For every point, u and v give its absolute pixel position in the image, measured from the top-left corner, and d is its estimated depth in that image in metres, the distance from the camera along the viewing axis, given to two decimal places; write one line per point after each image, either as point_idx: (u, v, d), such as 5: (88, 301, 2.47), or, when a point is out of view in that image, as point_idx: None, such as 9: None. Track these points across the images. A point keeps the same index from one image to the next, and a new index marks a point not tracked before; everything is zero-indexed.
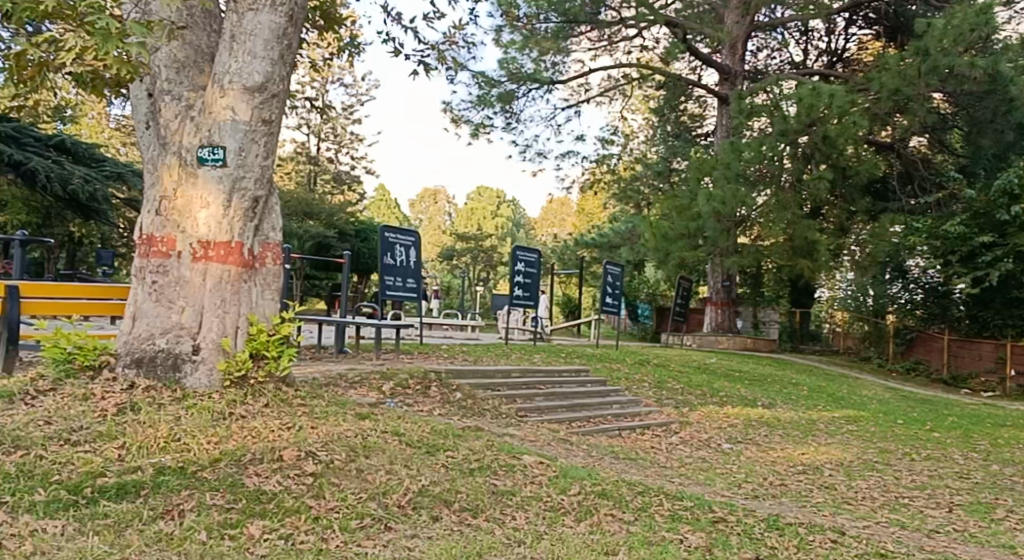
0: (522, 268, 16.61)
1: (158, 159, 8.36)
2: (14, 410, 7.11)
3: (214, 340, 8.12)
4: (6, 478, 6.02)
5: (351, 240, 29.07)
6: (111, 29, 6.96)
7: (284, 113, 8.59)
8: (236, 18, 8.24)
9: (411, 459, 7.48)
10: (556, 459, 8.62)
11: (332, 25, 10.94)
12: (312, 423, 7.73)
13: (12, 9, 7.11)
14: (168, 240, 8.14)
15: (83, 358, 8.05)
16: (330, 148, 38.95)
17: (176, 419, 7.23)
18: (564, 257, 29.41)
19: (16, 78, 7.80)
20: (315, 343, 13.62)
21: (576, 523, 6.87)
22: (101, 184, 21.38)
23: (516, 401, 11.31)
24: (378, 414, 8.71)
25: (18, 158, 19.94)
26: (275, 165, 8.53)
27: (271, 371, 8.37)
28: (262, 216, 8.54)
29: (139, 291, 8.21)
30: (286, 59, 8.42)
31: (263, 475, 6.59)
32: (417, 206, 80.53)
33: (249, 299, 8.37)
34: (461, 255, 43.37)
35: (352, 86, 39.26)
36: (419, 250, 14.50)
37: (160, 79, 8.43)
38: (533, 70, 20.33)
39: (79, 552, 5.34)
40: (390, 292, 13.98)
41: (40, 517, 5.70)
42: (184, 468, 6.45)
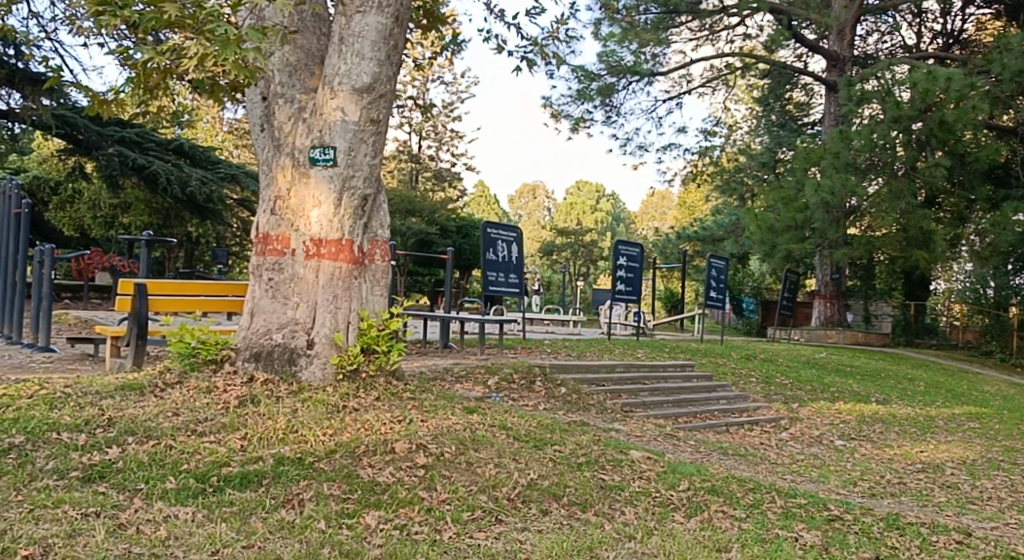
0: (625, 262, 16.53)
1: (272, 159, 8.64)
2: (145, 402, 7.47)
3: (327, 335, 8.36)
4: (139, 466, 6.27)
5: (453, 237, 29.48)
6: (229, 36, 7.20)
7: (391, 112, 8.76)
8: (344, 21, 8.46)
9: (519, 452, 7.57)
10: (664, 455, 8.57)
11: (435, 23, 11.06)
12: (422, 417, 7.88)
13: (138, 20, 7.44)
14: (283, 238, 8.44)
15: (206, 352, 8.40)
16: (431, 146, 39.49)
17: (293, 411, 7.48)
18: (665, 250, 29.12)
19: (141, 83, 8.16)
20: (420, 338, 13.84)
21: (687, 519, 6.82)
22: (217, 185, 22.27)
23: (621, 396, 11.23)
24: (484, 408, 8.83)
25: (141, 162, 21.25)
26: (383, 165, 8.71)
27: (381, 365, 8.61)
28: (370, 214, 8.76)
29: (256, 288, 8.53)
30: (392, 59, 8.59)
31: (377, 467, 6.76)
32: (515, 203, 81.09)
33: (360, 295, 8.60)
34: (560, 251, 43.46)
35: (452, 83, 39.65)
36: (521, 245, 14.56)
37: (274, 82, 8.72)
38: (633, 62, 20.01)
39: (209, 537, 5.47)
40: (493, 288, 14.09)
41: (172, 504, 5.90)
42: (302, 458, 6.68)
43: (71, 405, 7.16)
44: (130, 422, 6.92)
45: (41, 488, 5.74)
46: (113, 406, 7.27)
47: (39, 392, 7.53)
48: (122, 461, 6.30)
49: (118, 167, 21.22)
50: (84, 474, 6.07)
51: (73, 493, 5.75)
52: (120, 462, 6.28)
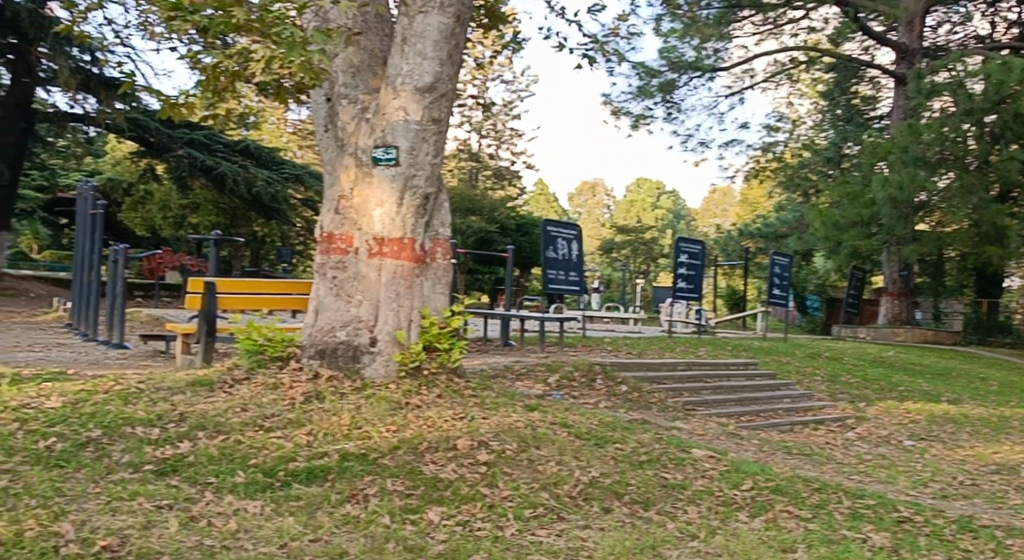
0: (686, 260, 16.38)
1: (336, 159, 8.77)
2: (214, 398, 7.65)
3: (389, 333, 8.47)
4: (210, 460, 6.42)
5: (513, 235, 29.55)
6: (295, 38, 7.31)
7: (453, 112, 8.83)
8: (407, 21, 8.55)
9: (580, 450, 7.57)
10: (726, 454, 8.48)
11: (495, 22, 11.10)
12: (484, 414, 7.93)
13: (209, 24, 7.61)
14: (346, 237, 8.57)
15: (272, 349, 8.57)
16: (490, 144, 39.61)
17: (357, 407, 7.60)
18: (727, 247, 28.79)
19: (209, 86, 8.35)
20: (481, 336, 13.90)
21: (751, 519, 6.74)
22: (281, 186, 22.67)
23: (682, 394, 11.14)
24: (545, 405, 8.85)
25: (209, 163, 21.79)
26: (445, 164, 8.78)
27: (443, 362, 8.71)
28: (432, 213, 8.84)
29: (321, 286, 8.69)
30: (454, 59, 8.65)
31: (439, 463, 6.82)
32: (575, 200, 80.94)
33: (421, 293, 8.69)
34: (620, 249, 43.27)
35: (512, 82, 39.73)
36: (581, 242, 14.55)
37: (338, 83, 8.84)
38: (694, 58, 19.76)
39: (278, 531, 5.58)
40: (553, 285, 14.09)
41: (242, 497, 6.02)
42: (366, 454, 6.78)
43: (144, 401, 7.37)
44: (200, 417, 7.09)
45: (118, 481, 5.89)
46: (184, 402, 7.47)
47: (114, 387, 7.76)
48: (193, 455, 6.45)
49: (187, 168, 21.78)
50: (157, 468, 6.22)
51: (147, 486, 5.89)
52: (192, 456, 6.43)
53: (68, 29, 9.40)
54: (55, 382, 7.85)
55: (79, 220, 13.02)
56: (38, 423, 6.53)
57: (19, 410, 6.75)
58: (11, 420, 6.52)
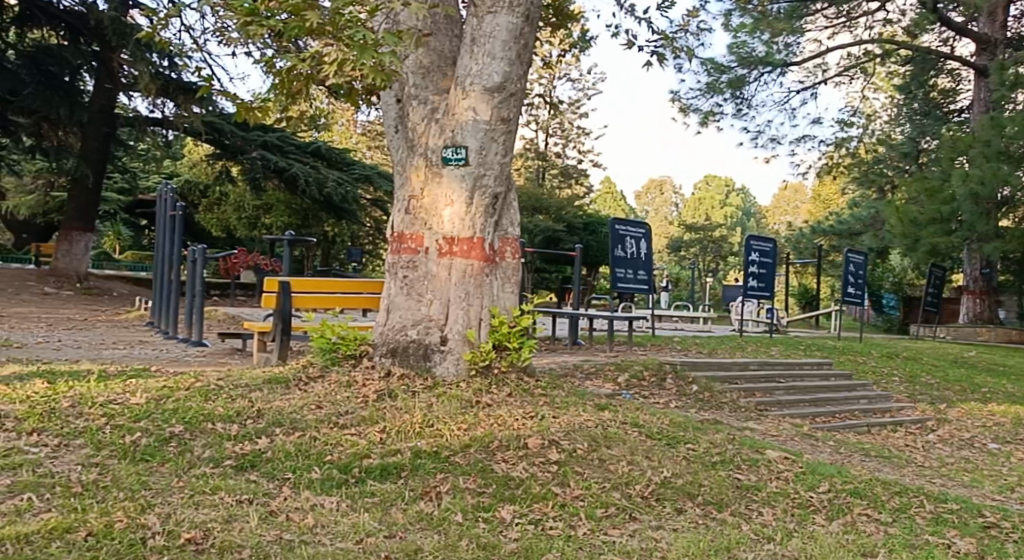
0: (757, 258, 16.13)
1: (407, 160, 8.86)
2: (290, 395, 7.80)
3: (460, 332, 8.53)
4: (287, 456, 6.54)
5: (581, 233, 29.49)
6: (366, 40, 7.36)
7: (521, 112, 8.84)
8: (476, 21, 8.59)
9: (652, 450, 7.50)
10: (802, 455, 8.32)
11: (564, 20, 11.08)
12: (554, 413, 7.93)
13: (283, 28, 7.70)
14: (417, 236, 8.65)
15: (345, 347, 8.70)
16: (557, 143, 39.58)
17: (428, 405, 7.67)
18: (799, 244, 28.29)
19: (284, 90, 8.52)
20: (549, 335, 13.90)
21: (828, 522, 6.60)
22: (351, 186, 23.02)
23: (755, 394, 10.98)
24: (616, 405, 8.79)
25: (282, 165, 22.24)
26: (514, 163, 8.81)
27: (513, 362, 8.73)
28: (501, 212, 8.87)
29: (392, 285, 8.79)
30: (523, 59, 8.65)
31: (510, 462, 6.84)
32: (642, 198, 80.38)
33: (491, 292, 8.72)
34: (689, 247, 42.84)
35: (578, 80, 39.64)
36: (650, 241, 14.44)
37: (408, 84, 8.92)
38: (765, 53, 19.39)
39: (354, 526, 5.65)
40: (623, 284, 14.00)
41: (318, 493, 6.11)
42: (439, 452, 6.83)
43: (223, 397, 7.54)
44: (277, 414, 7.23)
45: (200, 475, 6.03)
46: (262, 399, 7.63)
47: (194, 384, 7.96)
48: (270, 451, 6.57)
49: (261, 170, 22.26)
50: (237, 463, 6.37)
51: (227, 481, 6.03)
52: (269, 452, 6.56)
53: (150, 36, 9.67)
54: (139, 379, 8.09)
55: (159, 222, 13.40)
56: (124, 418, 6.73)
57: (107, 406, 6.97)
58: (99, 416, 6.74)
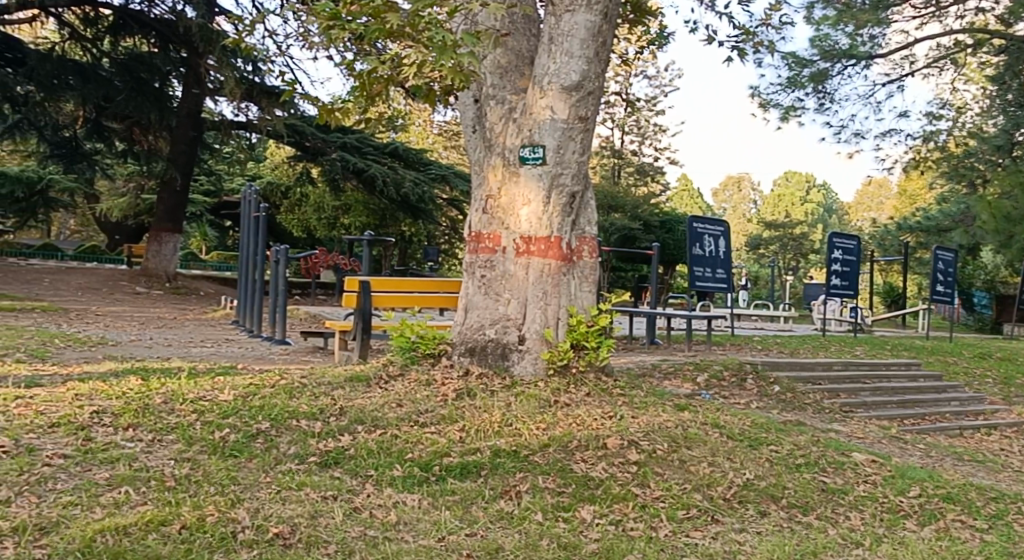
0: (840, 256, 15.76)
1: (484, 160, 8.90)
2: (371, 393, 7.92)
3: (537, 331, 8.53)
4: (369, 454, 6.62)
5: (657, 231, 29.23)
6: (446, 41, 7.39)
7: (599, 110, 8.79)
8: (554, 20, 8.56)
9: (734, 452, 7.38)
10: (890, 458, 8.09)
11: (642, 16, 10.98)
12: (632, 413, 7.86)
13: (364, 31, 7.82)
14: (494, 236, 8.68)
15: (424, 346, 8.82)
16: (633, 140, 39.30)
17: (507, 404, 7.70)
18: (884, 242, 27.53)
19: (365, 92, 8.64)
20: (626, 334, 13.80)
21: (919, 527, 6.40)
22: (428, 186, 23.26)
23: (839, 395, 10.71)
24: (696, 405, 8.68)
25: (360, 165, 22.58)
26: (592, 162, 8.76)
27: (591, 361, 8.70)
28: (579, 211, 8.85)
29: (470, 284, 8.84)
30: (601, 56, 8.60)
31: (589, 462, 6.81)
32: (720, 195, 79.31)
33: (568, 292, 8.71)
34: (768, 244, 42.08)
35: (655, 77, 39.29)
36: (729, 239, 14.22)
37: (486, 84, 8.96)
38: (848, 46, 17.80)
39: (435, 524, 5.70)
40: (700, 283, 13.82)
41: (400, 490, 6.18)
42: (518, 451, 6.84)
43: (306, 395, 7.69)
44: (359, 412, 7.33)
45: (286, 471, 6.17)
46: (344, 396, 7.76)
47: (279, 382, 8.14)
48: (353, 448, 6.67)
49: (340, 171, 22.65)
50: (321, 460, 6.48)
51: (312, 477, 6.15)
52: (352, 449, 6.66)
53: (237, 41, 9.92)
54: (226, 377, 8.30)
55: (243, 223, 13.75)
56: (214, 414, 6.92)
57: (197, 402, 7.18)
58: (190, 412, 6.94)
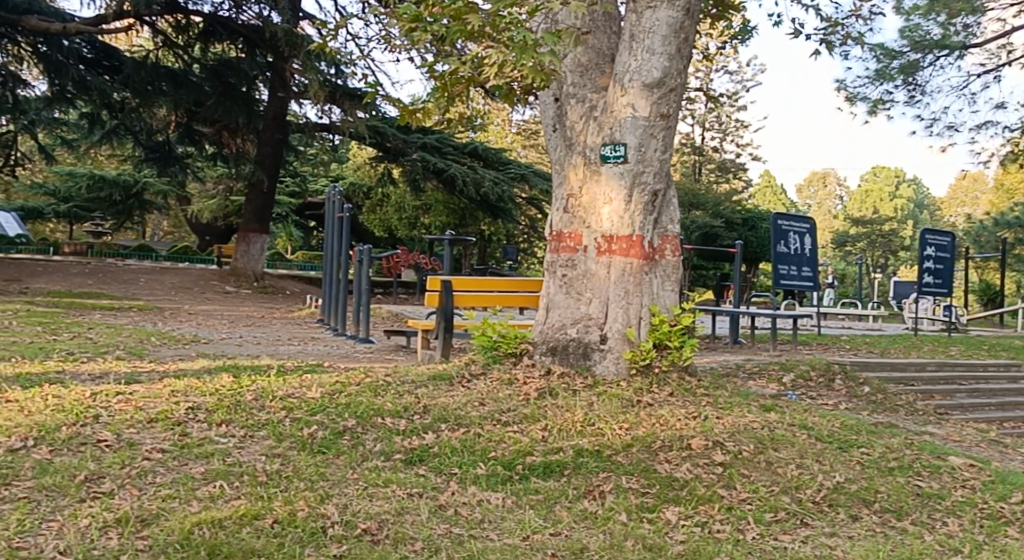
0: (933, 253, 15.25)
1: (565, 159, 8.88)
2: (454, 392, 7.97)
3: (619, 330, 8.48)
4: (453, 452, 6.67)
5: (739, 229, 28.80)
6: (526, 41, 7.36)
7: (681, 106, 8.68)
8: (635, 17, 8.47)
9: (823, 454, 7.20)
10: (989, 463, 7.80)
11: (725, 11, 10.80)
12: (717, 414, 7.74)
13: (446, 32, 7.87)
14: (576, 235, 8.65)
15: (506, 345, 8.83)
16: (715, 137, 38.77)
17: (589, 403, 7.67)
18: (979, 238, 26.56)
19: (446, 93, 8.69)
20: (709, 333, 13.60)
21: (1022, 535, 6.15)
22: (507, 185, 23.41)
23: (933, 397, 10.37)
24: (782, 405, 8.52)
25: (440, 165, 22.80)
26: (674, 159, 8.66)
27: (674, 361, 8.61)
28: (661, 209, 8.77)
29: (551, 283, 8.83)
30: (683, 53, 8.49)
31: (674, 463, 6.73)
32: (805, 191, 77.62)
33: (651, 291, 8.62)
34: (855, 241, 41.01)
35: (736, 72, 38.67)
36: (815, 236, 13.91)
37: (566, 83, 8.93)
38: (941, 36, 17.15)
39: (520, 524, 5.70)
40: (785, 282, 13.55)
41: (484, 489, 6.21)
42: (600, 451, 6.81)
43: (391, 393, 7.80)
44: (442, 410, 7.40)
45: (372, 468, 6.26)
46: (427, 395, 7.84)
47: (364, 380, 8.27)
48: (437, 446, 6.73)
49: (421, 171, 22.88)
50: (405, 457, 6.55)
51: (398, 474, 6.22)
52: (436, 447, 6.71)
53: (322, 45, 10.10)
54: (313, 375, 8.47)
55: (327, 224, 14.03)
56: (302, 412, 7.07)
57: (286, 399, 7.35)
58: (279, 408, 7.10)
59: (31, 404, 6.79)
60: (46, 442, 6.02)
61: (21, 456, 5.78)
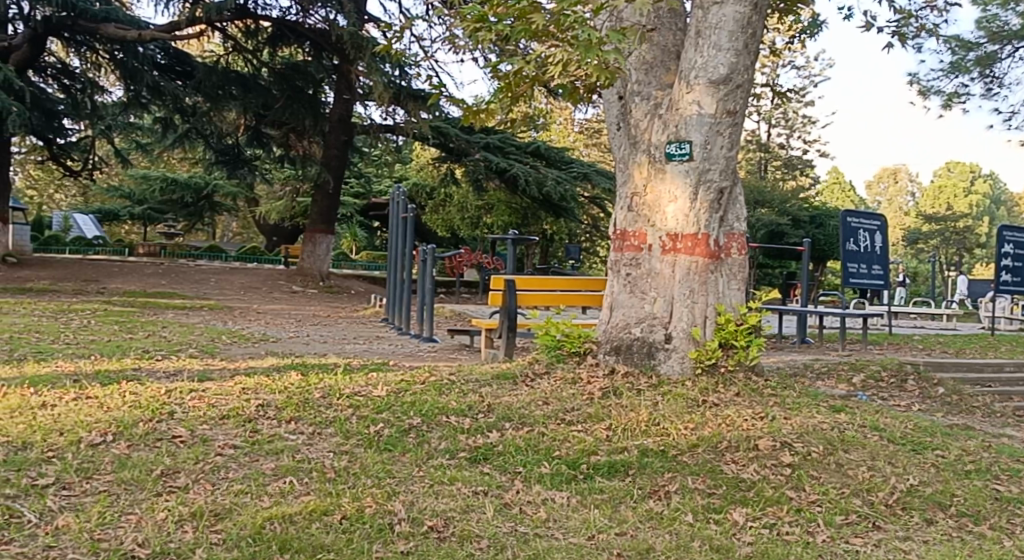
0: (1011, 251, 14.78)
1: (630, 157, 8.83)
2: (518, 391, 7.98)
3: (684, 330, 8.40)
4: (517, 450, 6.69)
5: (807, 227, 28.33)
6: (591, 40, 7.32)
7: (748, 103, 8.56)
8: (701, 14, 8.37)
9: (895, 456, 7.03)
10: None
11: (793, 4, 10.62)
12: (785, 414, 7.63)
13: (510, 32, 7.86)
14: (640, 234, 8.60)
15: (570, 345, 8.82)
16: (781, 133, 38.18)
17: (654, 403, 7.61)
18: None
19: (510, 93, 8.70)
20: (775, 333, 13.38)
21: None
22: (570, 185, 23.39)
23: (1011, 398, 10.07)
24: (853, 407, 8.34)
25: (503, 165, 22.85)
26: (740, 156, 8.54)
27: (740, 360, 8.47)
28: (727, 207, 8.65)
29: (615, 282, 8.80)
30: (750, 48, 8.36)
31: (741, 463, 6.64)
32: (875, 188, 76.00)
33: (717, 290, 8.52)
34: (928, 238, 40.01)
35: (804, 67, 38.00)
36: (886, 234, 13.60)
37: (630, 81, 8.88)
38: (1021, 26, 16.57)
39: (585, 523, 5.69)
40: (854, 280, 13.27)
41: (549, 487, 6.20)
42: (666, 451, 6.76)
43: (455, 392, 7.85)
44: (506, 409, 7.43)
45: (437, 466, 6.30)
46: (491, 394, 7.86)
47: (429, 379, 8.34)
48: (502, 445, 6.75)
49: (483, 171, 22.97)
50: (470, 455, 6.58)
51: (463, 472, 6.26)
52: (500, 446, 6.74)
53: (387, 48, 10.20)
54: (379, 373, 8.58)
55: (391, 224, 14.16)
56: (368, 409, 7.16)
57: (352, 397, 7.45)
58: (347, 406, 7.21)
59: (110, 401, 7.00)
60: (124, 437, 6.21)
61: (101, 451, 5.96)
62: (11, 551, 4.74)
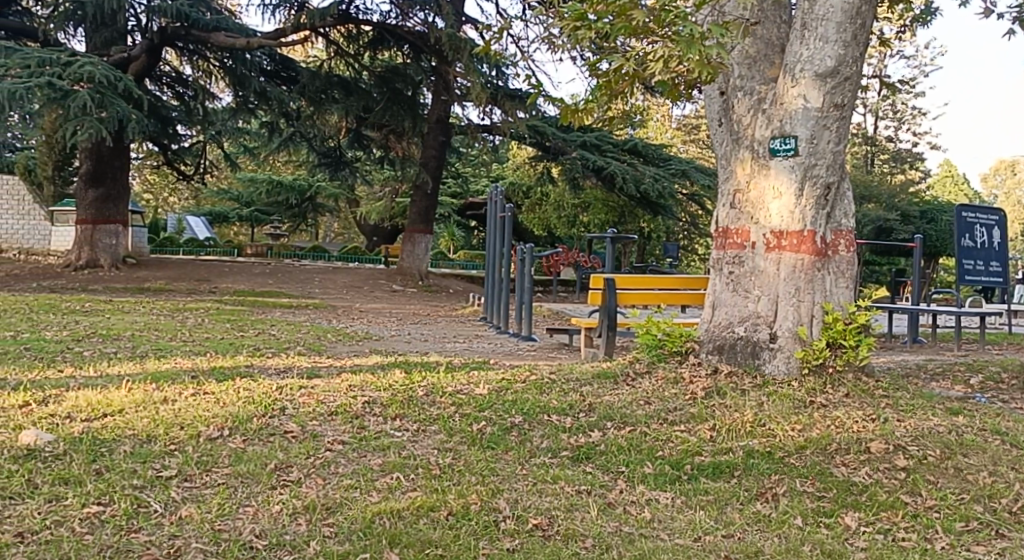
0: None
1: (732, 153, 8.67)
2: (619, 390, 7.92)
3: (790, 329, 8.19)
4: (620, 450, 6.63)
5: (917, 222, 27.32)
6: (694, 35, 7.18)
7: (857, 96, 8.26)
8: (808, 5, 8.12)
9: (1019, 461, 6.69)
10: None
11: None
12: (899, 416, 7.36)
13: (610, 30, 7.77)
14: (743, 231, 8.44)
15: (671, 344, 8.72)
16: (889, 126, 36.97)
17: (759, 404, 7.44)
18: None
19: (608, 91, 8.61)
20: (885, 332, 12.91)
21: None
22: (668, 181, 23.15)
23: None
24: (972, 409, 8.00)
25: (600, 164, 22.76)
26: (848, 151, 8.27)
27: (849, 360, 8.24)
28: (835, 203, 8.39)
29: (717, 281, 8.67)
30: (859, 39, 8.05)
31: (851, 466, 6.44)
32: (990, 180, 72.83)
33: (824, 288, 8.27)
34: None
35: (913, 57, 36.63)
36: (1005, 229, 12.99)
37: (733, 76, 8.69)
38: None
39: (691, 524, 5.61)
40: (970, 278, 12.69)
41: (654, 488, 6.13)
42: (773, 452, 6.60)
43: (557, 391, 7.83)
44: (608, 408, 7.37)
45: (540, 464, 6.31)
46: (592, 393, 7.82)
47: (529, 378, 8.33)
48: (604, 444, 6.71)
49: (581, 170, 22.91)
50: (573, 454, 6.56)
51: (566, 471, 6.25)
52: (603, 445, 6.69)
53: (485, 49, 10.26)
54: (481, 371, 8.63)
55: (490, 223, 14.26)
56: (470, 408, 7.22)
57: (455, 395, 7.53)
58: (449, 404, 7.29)
59: (225, 397, 7.25)
60: (240, 432, 6.43)
61: (219, 444, 6.19)
62: (140, 539, 4.94)
